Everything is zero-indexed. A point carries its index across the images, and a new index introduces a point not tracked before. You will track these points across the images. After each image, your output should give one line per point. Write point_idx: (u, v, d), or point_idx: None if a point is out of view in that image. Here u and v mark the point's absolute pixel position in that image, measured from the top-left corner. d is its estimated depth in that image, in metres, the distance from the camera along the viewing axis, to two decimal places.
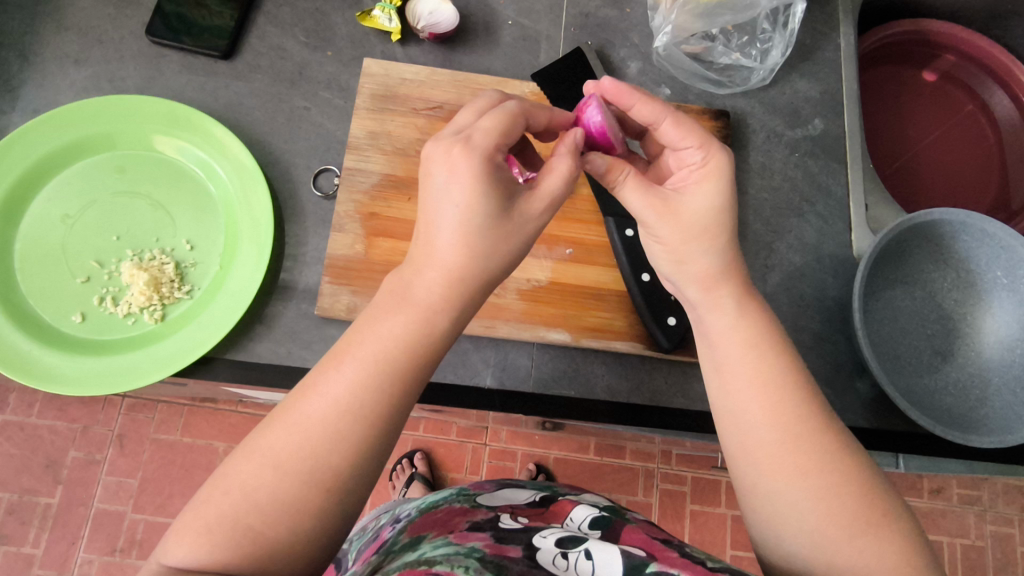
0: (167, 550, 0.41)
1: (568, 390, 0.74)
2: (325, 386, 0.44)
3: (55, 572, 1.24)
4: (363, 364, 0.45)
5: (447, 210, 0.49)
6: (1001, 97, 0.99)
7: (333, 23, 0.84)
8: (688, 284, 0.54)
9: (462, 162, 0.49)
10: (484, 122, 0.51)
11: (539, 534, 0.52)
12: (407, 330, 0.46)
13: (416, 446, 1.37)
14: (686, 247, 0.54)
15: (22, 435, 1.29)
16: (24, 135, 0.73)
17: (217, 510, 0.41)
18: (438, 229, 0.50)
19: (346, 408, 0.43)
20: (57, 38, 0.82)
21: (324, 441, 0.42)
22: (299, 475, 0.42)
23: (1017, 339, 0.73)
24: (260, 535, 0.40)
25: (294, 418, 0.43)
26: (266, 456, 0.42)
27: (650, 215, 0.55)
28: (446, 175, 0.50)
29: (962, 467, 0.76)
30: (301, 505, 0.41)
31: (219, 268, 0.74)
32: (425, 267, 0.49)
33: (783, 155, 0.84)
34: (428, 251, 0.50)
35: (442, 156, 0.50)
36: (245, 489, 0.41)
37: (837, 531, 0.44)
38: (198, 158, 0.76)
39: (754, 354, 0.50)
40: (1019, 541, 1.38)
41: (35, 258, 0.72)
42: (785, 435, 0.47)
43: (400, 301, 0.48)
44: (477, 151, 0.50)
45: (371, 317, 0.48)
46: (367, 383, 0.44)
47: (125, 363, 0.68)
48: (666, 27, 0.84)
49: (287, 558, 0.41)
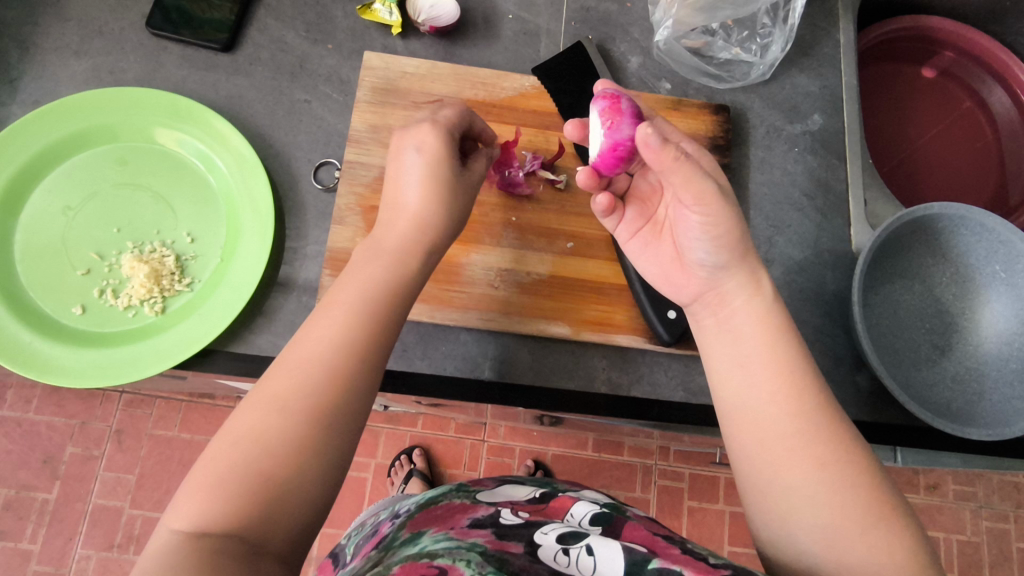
0: (175, 514, 0.41)
1: (567, 383, 0.74)
2: (315, 332, 0.49)
3: (52, 567, 1.24)
4: (349, 310, 0.51)
5: (410, 170, 0.60)
6: (999, 94, 0.99)
7: (333, 16, 0.84)
8: (738, 272, 0.55)
9: (428, 138, 0.60)
10: (447, 113, 0.63)
11: (540, 531, 0.52)
12: (379, 275, 0.54)
13: (414, 442, 1.37)
14: (731, 231, 0.55)
15: (19, 431, 1.29)
16: (25, 127, 0.73)
17: (227, 460, 0.42)
18: (405, 188, 0.60)
19: (338, 343, 0.48)
20: (57, 30, 0.81)
21: (317, 375, 0.47)
22: (300, 413, 0.45)
23: (1015, 332, 0.74)
24: (269, 478, 0.42)
25: (289, 364, 0.47)
26: (271, 398, 0.45)
27: (712, 185, 0.54)
28: (409, 147, 0.60)
29: (959, 463, 0.77)
30: (307, 442, 0.44)
31: (219, 261, 0.74)
32: (398, 216, 0.59)
33: (782, 150, 0.84)
34: (398, 204, 0.60)
35: (409, 133, 0.61)
36: (254, 435, 0.43)
37: (852, 524, 0.45)
38: (198, 151, 0.76)
39: (773, 350, 0.52)
40: (1015, 537, 1.39)
41: (35, 250, 0.72)
42: (807, 427, 0.48)
43: (375, 254, 0.56)
44: (439, 128, 0.61)
45: (346, 274, 0.54)
46: (347, 325, 0.50)
47: (127, 355, 0.69)
48: (666, 21, 0.85)
49: (294, 504, 0.42)
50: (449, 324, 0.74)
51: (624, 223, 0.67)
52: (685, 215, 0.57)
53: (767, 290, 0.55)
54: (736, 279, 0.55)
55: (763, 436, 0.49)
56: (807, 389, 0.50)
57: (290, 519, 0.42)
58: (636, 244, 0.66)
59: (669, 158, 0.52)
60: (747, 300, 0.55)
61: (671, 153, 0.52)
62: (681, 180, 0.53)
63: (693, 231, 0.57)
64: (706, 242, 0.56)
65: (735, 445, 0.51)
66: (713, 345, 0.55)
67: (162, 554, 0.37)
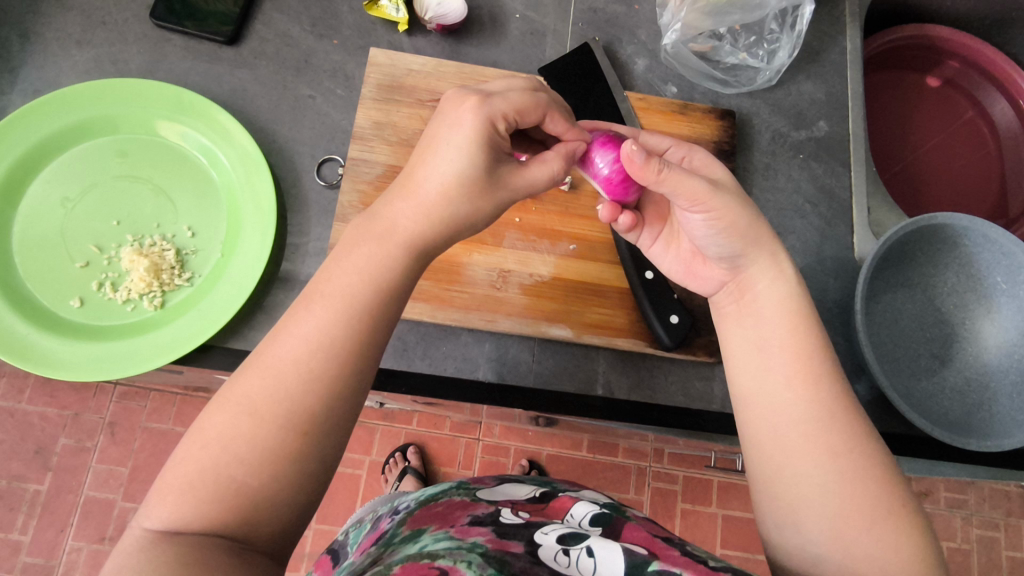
0: (150, 514, 0.40)
1: (568, 386, 0.75)
2: (296, 328, 0.44)
3: (42, 559, 1.23)
4: (331, 306, 0.45)
5: (446, 150, 0.51)
6: (1001, 104, 1.00)
7: (339, 11, 0.84)
8: (757, 257, 0.55)
9: (463, 117, 0.52)
10: (512, 95, 0.54)
11: (541, 531, 0.51)
12: (377, 258, 0.48)
13: (409, 440, 1.37)
14: (737, 219, 0.54)
15: (12, 421, 1.27)
16: (26, 116, 0.72)
17: (196, 466, 0.40)
18: (426, 171, 0.52)
19: (319, 352, 0.44)
20: (58, 18, 0.80)
21: (295, 384, 0.43)
22: (276, 419, 0.42)
23: (1015, 344, 0.74)
24: (241, 487, 0.40)
25: (265, 362, 0.43)
26: (242, 404, 0.42)
27: (705, 183, 0.53)
28: (453, 120, 0.52)
29: (958, 471, 0.73)
30: (279, 453, 0.41)
31: (220, 255, 0.73)
32: (405, 198, 0.51)
33: (787, 156, 0.84)
34: (413, 184, 0.52)
35: (452, 100, 0.54)
36: (223, 442, 0.41)
37: (860, 517, 0.45)
38: (200, 145, 0.75)
39: (797, 336, 0.51)
40: (1004, 545, 1.40)
41: (34, 241, 0.72)
42: (822, 413, 0.48)
43: (368, 244, 0.48)
44: (486, 111, 0.52)
45: (328, 266, 0.48)
46: (332, 330, 0.44)
47: (124, 348, 0.68)
48: (674, 24, 0.84)
49: (271, 509, 0.40)
50: (449, 324, 0.74)
51: (645, 233, 0.66)
52: (687, 216, 0.57)
53: (790, 274, 0.55)
54: (758, 263, 0.55)
55: (778, 424, 0.49)
56: (824, 376, 0.49)
57: (270, 521, 0.40)
58: (659, 247, 0.65)
59: (654, 172, 0.53)
60: (771, 282, 0.54)
61: (655, 168, 0.52)
62: (672, 187, 0.54)
63: (700, 231, 0.56)
64: (717, 237, 0.55)
65: (747, 432, 0.51)
66: (735, 331, 0.54)
67: (138, 553, 0.37)
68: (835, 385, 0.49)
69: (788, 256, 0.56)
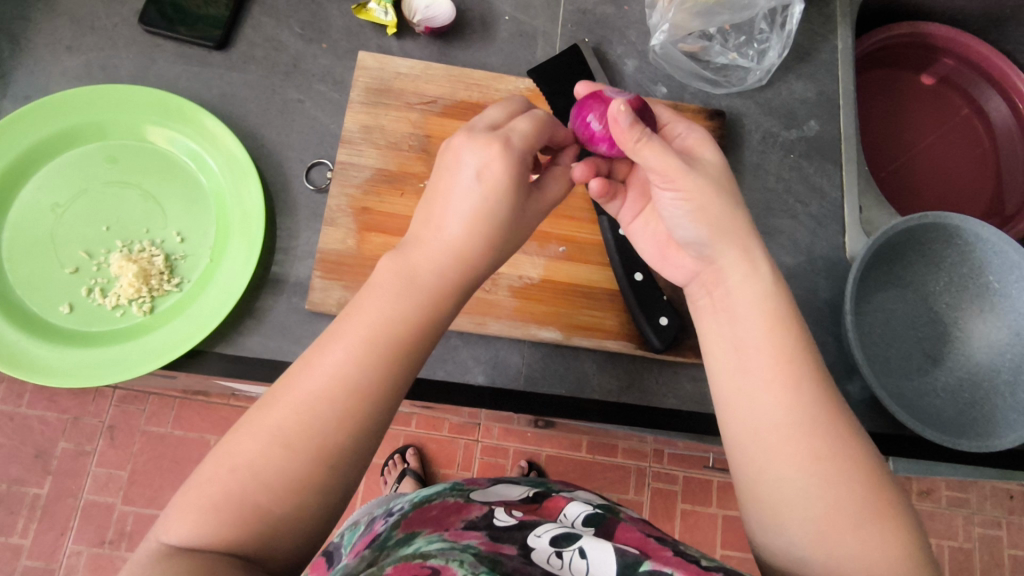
0: (168, 529, 0.40)
1: (558, 388, 0.74)
2: (324, 363, 0.44)
3: (42, 563, 1.23)
4: (364, 341, 0.44)
5: (464, 190, 0.50)
6: (997, 102, 0.99)
7: (328, 15, 0.84)
8: (726, 248, 0.53)
9: (494, 164, 0.50)
10: (522, 124, 0.53)
11: (533, 533, 0.51)
12: (402, 309, 0.46)
13: (408, 442, 1.37)
14: (710, 200, 0.53)
15: (11, 425, 1.28)
16: (14, 123, 0.73)
17: (222, 488, 0.40)
18: (445, 210, 0.50)
19: (348, 385, 0.43)
20: (48, 24, 0.81)
21: (319, 422, 0.42)
22: (305, 452, 0.41)
23: (1010, 343, 0.73)
24: (267, 513, 0.40)
25: (298, 393, 0.43)
26: (275, 433, 0.42)
27: (677, 160, 0.54)
28: (474, 166, 0.50)
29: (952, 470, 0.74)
30: (306, 482, 0.41)
31: (209, 260, 0.73)
32: (428, 240, 0.50)
33: (778, 156, 0.84)
34: (433, 228, 0.50)
35: (473, 143, 0.50)
36: (252, 467, 0.41)
37: (842, 520, 0.45)
38: (189, 149, 0.76)
39: (776, 338, 0.50)
40: (1006, 544, 1.39)
41: (23, 249, 0.72)
42: (803, 418, 0.47)
43: (400, 280, 0.47)
44: (513, 152, 0.51)
45: (366, 296, 0.46)
46: (364, 361, 0.44)
47: (114, 354, 0.68)
48: (663, 25, 0.84)
49: (293, 535, 0.41)
50: None
51: (625, 207, 0.65)
52: (661, 194, 0.57)
53: (765, 270, 0.52)
54: (730, 254, 0.53)
55: (758, 427, 0.48)
56: (805, 379, 0.48)
57: (287, 546, 0.41)
58: (638, 224, 0.64)
59: (631, 137, 0.54)
60: (743, 279, 0.52)
61: (634, 132, 0.54)
62: (645, 159, 0.55)
63: (671, 208, 0.56)
64: (686, 218, 0.55)
65: (728, 434, 0.50)
66: (711, 329, 0.54)
67: (152, 564, 0.37)
68: (817, 387, 0.48)
69: (767, 252, 0.54)
